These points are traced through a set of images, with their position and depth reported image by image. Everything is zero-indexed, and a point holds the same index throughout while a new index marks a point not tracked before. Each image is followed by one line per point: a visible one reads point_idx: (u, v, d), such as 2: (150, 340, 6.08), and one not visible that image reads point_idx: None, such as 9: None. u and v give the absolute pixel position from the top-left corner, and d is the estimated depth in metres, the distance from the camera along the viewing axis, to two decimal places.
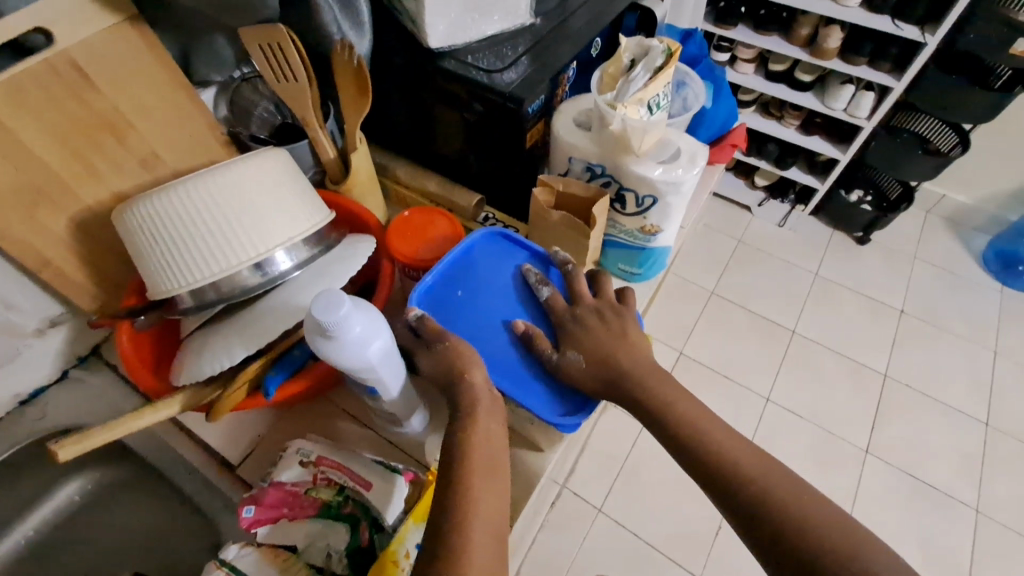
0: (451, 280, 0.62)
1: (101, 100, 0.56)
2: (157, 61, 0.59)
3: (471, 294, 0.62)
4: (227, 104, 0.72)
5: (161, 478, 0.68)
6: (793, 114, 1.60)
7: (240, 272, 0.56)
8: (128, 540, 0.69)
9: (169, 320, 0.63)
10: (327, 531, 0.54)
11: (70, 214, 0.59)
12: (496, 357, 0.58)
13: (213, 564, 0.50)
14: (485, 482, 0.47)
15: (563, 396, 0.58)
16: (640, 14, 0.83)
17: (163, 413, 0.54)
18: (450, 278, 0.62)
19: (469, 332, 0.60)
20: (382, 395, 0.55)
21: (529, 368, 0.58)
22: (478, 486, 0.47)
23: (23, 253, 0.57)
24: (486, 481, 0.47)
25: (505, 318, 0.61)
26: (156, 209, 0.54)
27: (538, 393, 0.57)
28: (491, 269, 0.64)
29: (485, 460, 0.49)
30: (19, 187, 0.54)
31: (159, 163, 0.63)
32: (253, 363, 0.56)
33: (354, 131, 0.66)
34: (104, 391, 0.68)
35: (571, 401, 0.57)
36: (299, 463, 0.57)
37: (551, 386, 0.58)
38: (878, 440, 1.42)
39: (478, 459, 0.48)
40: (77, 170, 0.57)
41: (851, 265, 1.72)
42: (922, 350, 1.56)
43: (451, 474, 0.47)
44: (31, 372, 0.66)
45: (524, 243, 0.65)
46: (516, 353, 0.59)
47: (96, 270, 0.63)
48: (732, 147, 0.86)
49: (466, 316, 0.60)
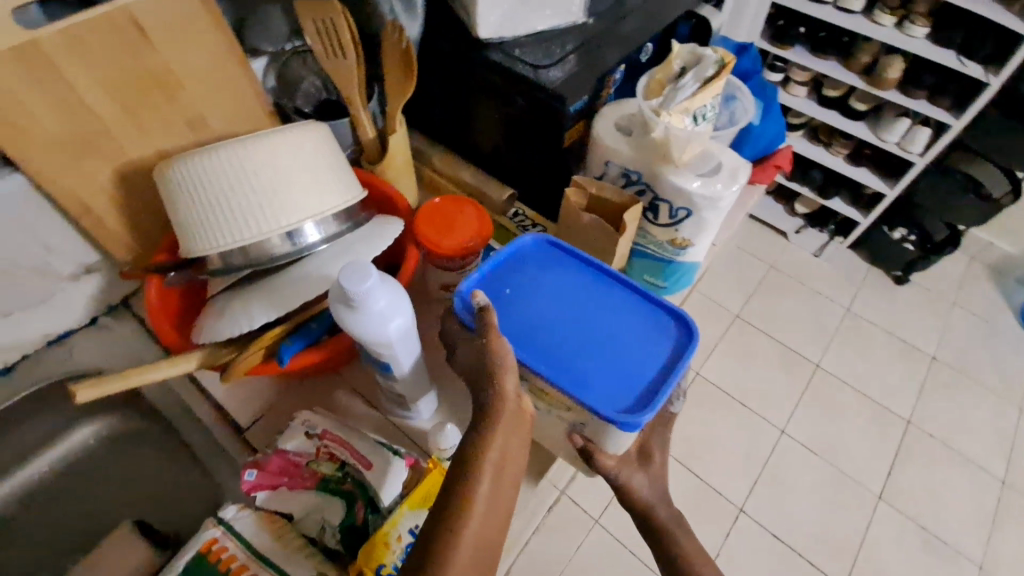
0: (497, 278, 0.60)
1: (156, 59, 0.58)
2: (215, 25, 0.60)
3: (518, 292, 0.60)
4: (275, 76, 0.73)
5: (171, 432, 0.70)
6: (842, 143, 1.55)
7: (271, 240, 0.57)
8: (135, 489, 0.71)
9: (196, 279, 0.64)
10: (324, 505, 0.54)
11: (115, 166, 0.61)
12: (546, 356, 0.55)
13: (213, 522, 0.50)
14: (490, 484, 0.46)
15: (617, 394, 0.54)
16: (694, 23, 0.81)
17: (179, 368, 0.55)
18: (497, 276, 0.61)
19: (516, 327, 0.57)
20: (395, 373, 0.55)
21: (585, 368, 0.55)
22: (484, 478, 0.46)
23: (66, 198, 0.59)
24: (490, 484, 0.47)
25: (555, 318, 0.58)
26: (196, 172, 0.55)
27: (592, 390, 0.53)
28: (538, 271, 0.62)
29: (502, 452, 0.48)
30: (69, 137, 0.56)
31: (205, 126, 0.65)
32: (270, 331, 0.57)
33: (395, 112, 0.66)
34: (129, 340, 0.71)
35: (631, 400, 0.53)
36: (305, 435, 0.57)
37: (610, 383, 0.54)
38: (893, 486, 1.37)
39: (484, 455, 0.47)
40: (126, 124, 0.59)
41: (884, 304, 1.66)
42: (950, 400, 1.50)
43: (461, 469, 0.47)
44: (63, 314, 0.68)
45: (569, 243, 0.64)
46: (566, 349, 0.56)
47: (133, 222, 0.65)
48: (774, 169, 0.83)
49: (513, 314, 0.58)
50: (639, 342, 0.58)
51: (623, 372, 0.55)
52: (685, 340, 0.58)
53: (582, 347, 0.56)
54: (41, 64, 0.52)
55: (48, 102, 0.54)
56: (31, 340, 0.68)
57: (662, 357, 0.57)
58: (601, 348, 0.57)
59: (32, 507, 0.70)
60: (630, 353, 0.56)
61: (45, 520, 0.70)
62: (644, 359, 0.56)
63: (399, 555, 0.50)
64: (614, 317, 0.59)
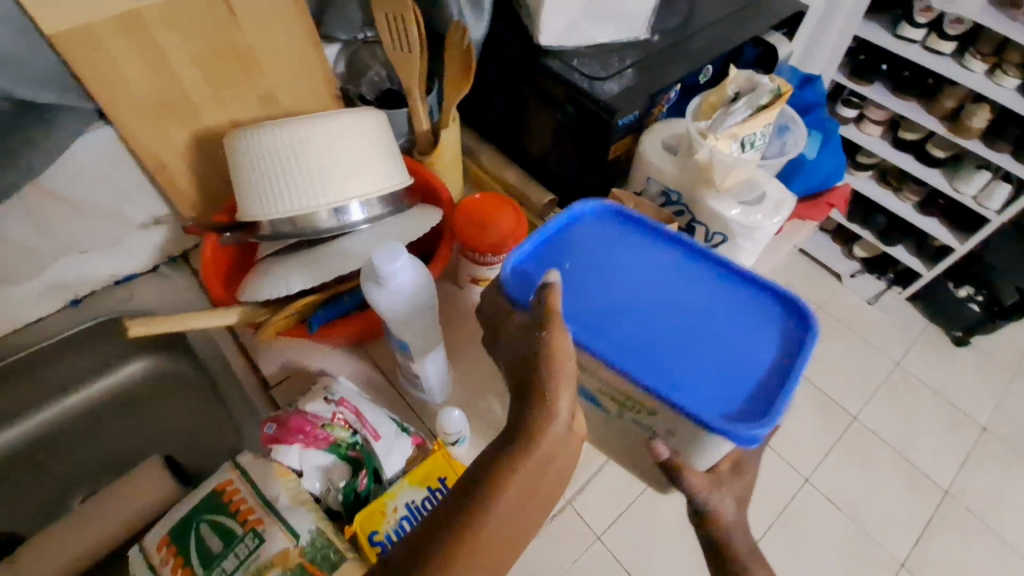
0: (555, 255, 0.52)
1: (240, 36, 0.63)
2: (296, 10, 0.65)
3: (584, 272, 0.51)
4: (345, 62, 0.78)
5: (208, 379, 0.75)
6: (913, 188, 1.48)
7: (319, 214, 0.61)
8: (169, 427, 0.77)
9: (247, 242, 0.69)
10: (331, 467, 0.57)
11: (192, 130, 0.66)
12: (630, 351, 0.46)
13: (230, 466, 0.55)
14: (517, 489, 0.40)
15: (719, 397, 0.44)
16: (762, 50, 0.80)
17: (220, 320, 0.60)
18: (557, 252, 0.52)
19: (585, 317, 0.48)
20: (412, 353, 0.58)
21: (681, 366, 0.46)
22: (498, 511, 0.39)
23: (145, 154, 0.65)
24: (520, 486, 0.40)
25: (633, 303, 0.49)
26: (261, 143, 0.60)
27: (689, 393, 0.44)
28: (606, 249, 0.53)
29: (532, 479, 0.41)
30: (156, 99, 0.62)
31: (275, 102, 0.70)
32: (305, 298, 0.60)
33: (450, 108, 0.69)
34: (184, 290, 0.77)
35: (743, 405, 0.44)
36: (324, 399, 0.60)
37: (716, 388, 0.45)
38: (918, 556, 1.29)
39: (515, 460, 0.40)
40: (206, 93, 0.65)
41: (938, 364, 1.57)
42: (997, 477, 1.40)
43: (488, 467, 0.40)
44: (131, 259, 0.75)
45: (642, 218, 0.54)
46: (651, 341, 0.46)
47: (201, 183, 0.71)
48: (828, 206, 0.81)
49: (582, 297, 0.49)
50: (743, 336, 0.48)
51: (724, 369, 0.46)
52: (796, 334, 0.48)
53: (670, 339, 0.47)
54: (141, 32, 0.58)
55: (143, 66, 0.59)
56: (100, 278, 0.75)
57: (772, 354, 0.47)
58: (696, 344, 0.47)
59: (80, 426, 0.77)
60: (732, 350, 0.47)
61: (90, 441, 0.77)
62: (750, 356, 0.47)
63: (392, 526, 0.54)
64: (707, 307, 0.49)
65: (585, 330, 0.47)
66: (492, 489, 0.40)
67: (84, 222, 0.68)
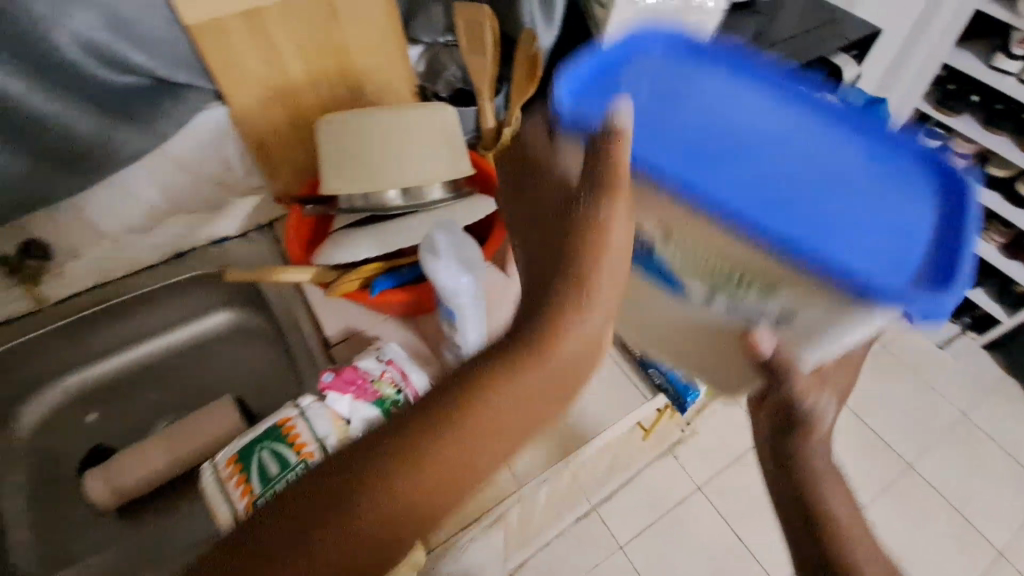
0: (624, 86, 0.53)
1: (339, 34, 0.72)
2: (389, 13, 0.73)
3: (664, 103, 0.52)
4: (425, 62, 0.86)
5: (278, 335, 0.85)
6: (997, 229, 1.39)
7: (387, 195, 0.68)
8: (242, 373, 0.86)
9: (325, 216, 0.78)
10: (375, 419, 0.63)
11: (290, 113, 0.76)
12: (767, 201, 0.46)
13: (291, 405, 0.63)
14: (512, 380, 0.45)
15: (878, 255, 0.45)
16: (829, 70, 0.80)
17: (296, 276, 0.68)
18: (622, 79, 0.53)
19: (676, 165, 0.47)
20: (458, 325, 0.63)
21: (812, 215, 0.46)
22: (498, 393, 0.45)
23: (249, 131, 0.75)
24: (517, 382, 0.45)
25: (739, 146, 0.49)
26: (340, 132, 0.68)
27: (837, 242, 0.44)
28: (701, 92, 0.52)
29: (529, 382, 0.45)
30: (265, 85, 0.72)
31: (361, 93, 0.78)
32: (370, 265, 0.69)
33: (515, 108, 0.75)
34: (266, 255, 0.87)
35: (905, 274, 0.44)
36: (375, 358, 0.67)
37: (866, 247, 0.45)
38: None
39: (516, 353, 0.46)
40: (305, 82, 0.74)
41: (1009, 419, 1.47)
42: None
43: (497, 352, 0.47)
44: (226, 222, 0.86)
45: (723, 56, 0.53)
46: (786, 196, 0.46)
47: (292, 161, 0.81)
48: None
49: (667, 139, 0.49)
50: (891, 203, 0.48)
51: (880, 227, 0.46)
52: (946, 207, 0.48)
53: (801, 186, 0.47)
54: (259, 26, 0.67)
55: (257, 56, 0.69)
56: (200, 237, 0.86)
57: (923, 220, 0.47)
58: (824, 198, 0.47)
59: (163, 366, 0.86)
60: (875, 214, 0.47)
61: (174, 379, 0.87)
62: (896, 213, 0.47)
63: None
64: (837, 164, 0.49)
65: (680, 178, 0.45)
66: (479, 386, 0.45)
67: (194, 187, 0.79)
